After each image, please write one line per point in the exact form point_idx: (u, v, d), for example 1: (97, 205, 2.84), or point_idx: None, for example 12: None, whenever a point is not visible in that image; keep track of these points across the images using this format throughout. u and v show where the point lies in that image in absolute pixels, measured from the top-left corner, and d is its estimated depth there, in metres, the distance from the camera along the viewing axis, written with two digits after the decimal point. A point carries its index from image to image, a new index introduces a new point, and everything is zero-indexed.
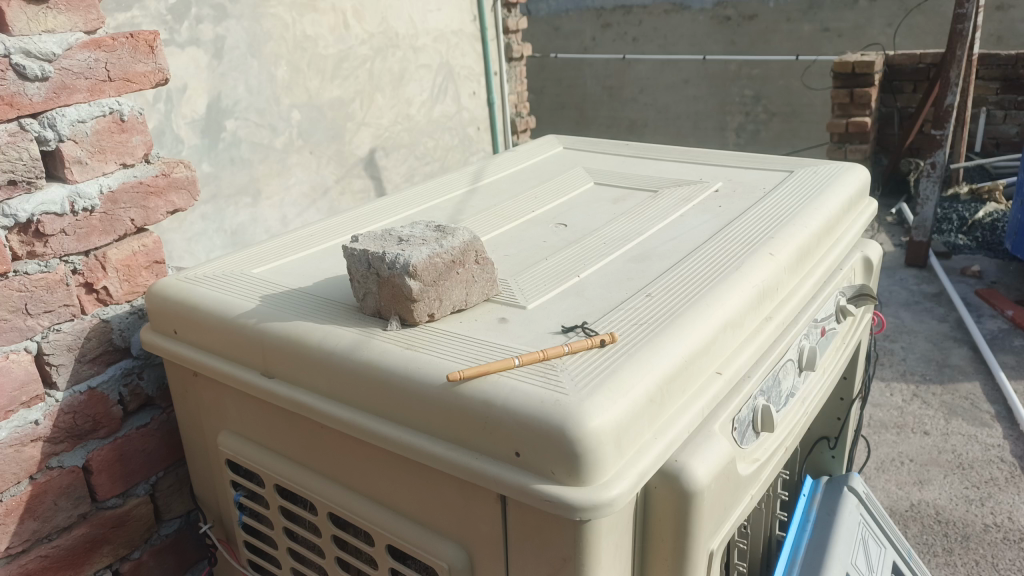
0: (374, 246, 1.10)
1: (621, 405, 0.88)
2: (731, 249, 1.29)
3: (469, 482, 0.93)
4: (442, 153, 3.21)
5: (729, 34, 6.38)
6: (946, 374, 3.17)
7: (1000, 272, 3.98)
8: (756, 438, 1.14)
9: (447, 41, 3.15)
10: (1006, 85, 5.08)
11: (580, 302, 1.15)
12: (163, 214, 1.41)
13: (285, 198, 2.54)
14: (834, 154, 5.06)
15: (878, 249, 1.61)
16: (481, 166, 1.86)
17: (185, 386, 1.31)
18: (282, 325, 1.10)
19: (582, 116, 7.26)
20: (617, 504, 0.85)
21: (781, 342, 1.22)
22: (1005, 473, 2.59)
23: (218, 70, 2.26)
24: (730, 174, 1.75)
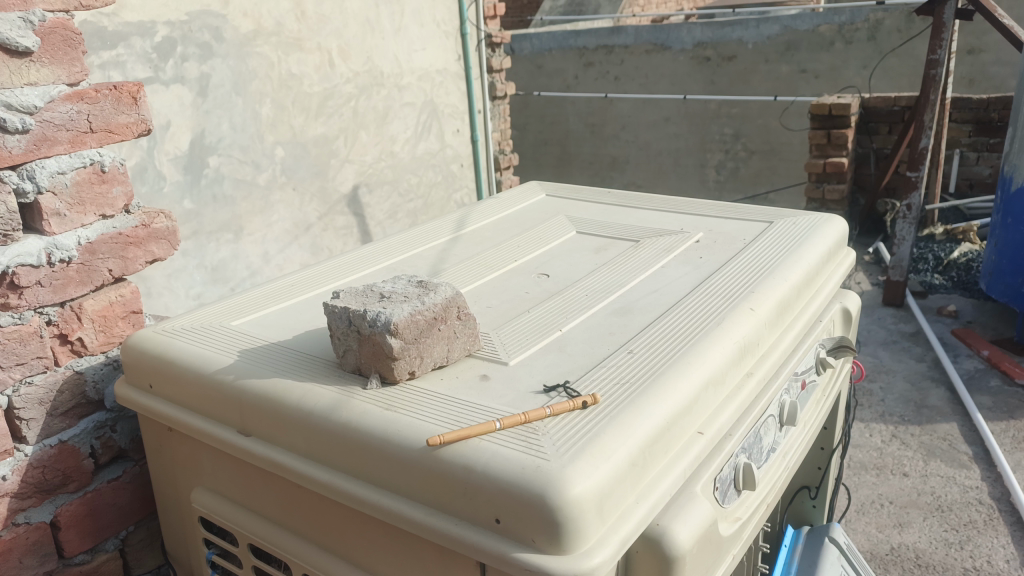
0: (355, 303, 1.09)
1: (603, 471, 0.87)
2: (712, 303, 1.29)
3: (448, 547, 0.92)
4: (426, 190, 3.22)
5: (708, 74, 6.49)
6: (925, 415, 3.18)
7: (976, 312, 4.04)
8: (737, 496, 1.13)
9: (432, 80, 3.18)
10: (978, 128, 5.19)
11: (562, 357, 1.15)
12: (142, 264, 1.40)
13: (266, 235, 2.54)
14: (812, 193, 5.13)
15: (856, 300, 1.63)
16: (464, 213, 1.87)
17: (160, 440, 1.29)
18: (260, 383, 1.09)
19: (565, 152, 7.35)
20: (598, 573, 0.84)
21: (762, 399, 1.23)
22: (984, 516, 2.60)
23: (202, 108, 2.26)
24: (710, 223, 1.77)
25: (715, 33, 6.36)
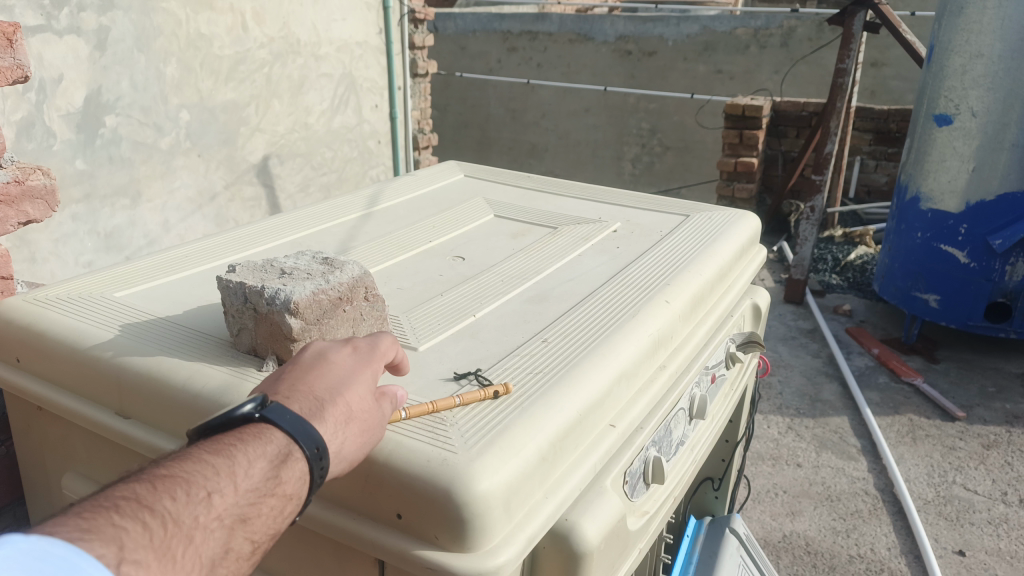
0: (252, 278, 1.02)
1: (512, 466, 0.83)
2: (627, 294, 1.27)
3: (346, 544, 0.87)
4: (340, 165, 3.09)
5: (629, 68, 6.56)
6: (818, 408, 3.31)
7: (869, 312, 4.24)
8: (646, 490, 1.12)
9: (351, 51, 3.05)
10: (878, 137, 5.44)
11: (474, 345, 1.10)
12: (13, 225, 1.26)
13: (167, 203, 2.37)
14: (722, 191, 5.27)
15: (766, 296, 1.65)
16: (378, 189, 1.79)
17: (27, 420, 1.17)
18: (142, 362, 1.00)
19: (484, 136, 7.27)
20: (503, 571, 0.80)
21: (673, 392, 1.21)
22: (869, 506, 2.72)
23: (100, 63, 2.08)
24: (628, 213, 1.76)
25: (638, 27, 6.42)
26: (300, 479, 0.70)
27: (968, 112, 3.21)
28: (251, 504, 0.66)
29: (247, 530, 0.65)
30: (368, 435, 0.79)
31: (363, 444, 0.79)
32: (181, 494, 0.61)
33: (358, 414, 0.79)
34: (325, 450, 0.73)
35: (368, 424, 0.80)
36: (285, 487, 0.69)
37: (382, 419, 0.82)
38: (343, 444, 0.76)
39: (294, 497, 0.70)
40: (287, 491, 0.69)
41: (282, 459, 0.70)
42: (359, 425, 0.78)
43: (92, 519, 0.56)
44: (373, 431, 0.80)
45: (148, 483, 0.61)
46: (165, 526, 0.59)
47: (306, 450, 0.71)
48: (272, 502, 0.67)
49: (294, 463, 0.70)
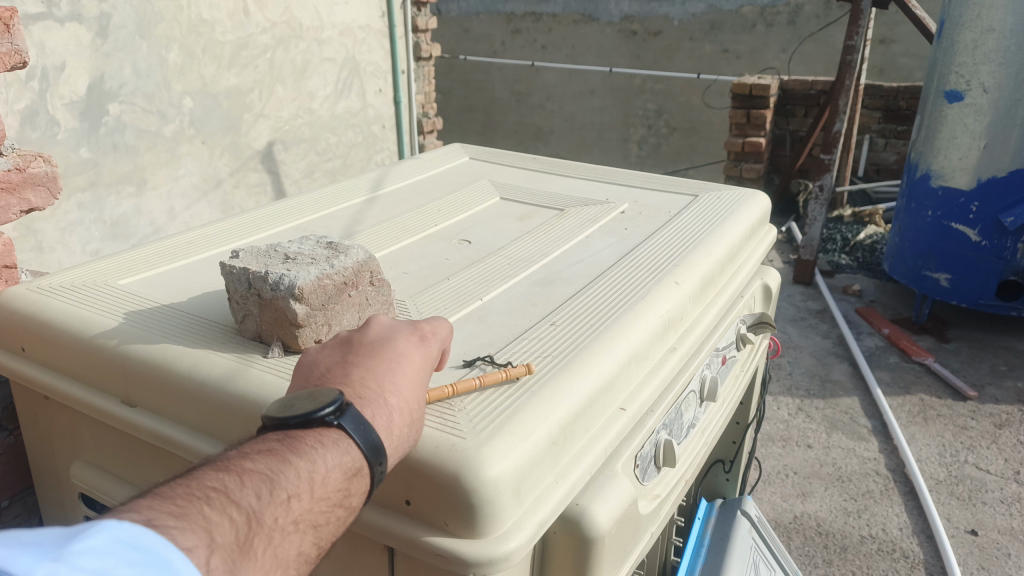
0: (256, 264, 1.00)
1: (521, 450, 0.82)
2: (636, 276, 1.26)
3: (354, 530, 0.86)
4: (345, 150, 3.07)
5: (634, 49, 6.50)
6: (828, 389, 3.30)
7: (879, 292, 4.21)
8: (656, 474, 1.11)
9: (353, 35, 3.02)
10: (888, 115, 5.38)
11: (482, 328, 1.08)
12: (16, 213, 1.25)
13: (172, 189, 2.36)
14: (730, 171, 5.22)
15: (777, 277, 1.63)
16: (382, 173, 1.77)
17: (33, 409, 1.17)
18: (147, 349, 0.99)
19: (489, 120, 7.22)
20: (514, 557, 0.79)
21: (684, 374, 1.20)
22: (880, 486, 2.71)
23: (102, 50, 2.06)
24: (636, 194, 1.73)
25: (643, 7, 6.35)
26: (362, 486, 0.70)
27: (979, 88, 3.16)
28: (324, 511, 0.65)
29: (315, 535, 0.64)
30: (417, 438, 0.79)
31: (415, 447, 0.78)
32: (265, 492, 0.61)
33: (416, 419, 0.78)
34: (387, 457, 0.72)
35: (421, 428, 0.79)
36: (350, 497, 0.68)
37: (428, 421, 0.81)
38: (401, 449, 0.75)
39: (355, 503, 0.69)
40: (351, 499, 0.68)
41: (351, 465, 0.69)
42: (415, 430, 0.78)
43: (184, 505, 0.55)
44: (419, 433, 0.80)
45: (235, 476, 0.60)
46: (251, 524, 0.58)
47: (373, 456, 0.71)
48: (339, 510, 0.67)
49: (360, 471, 0.70)
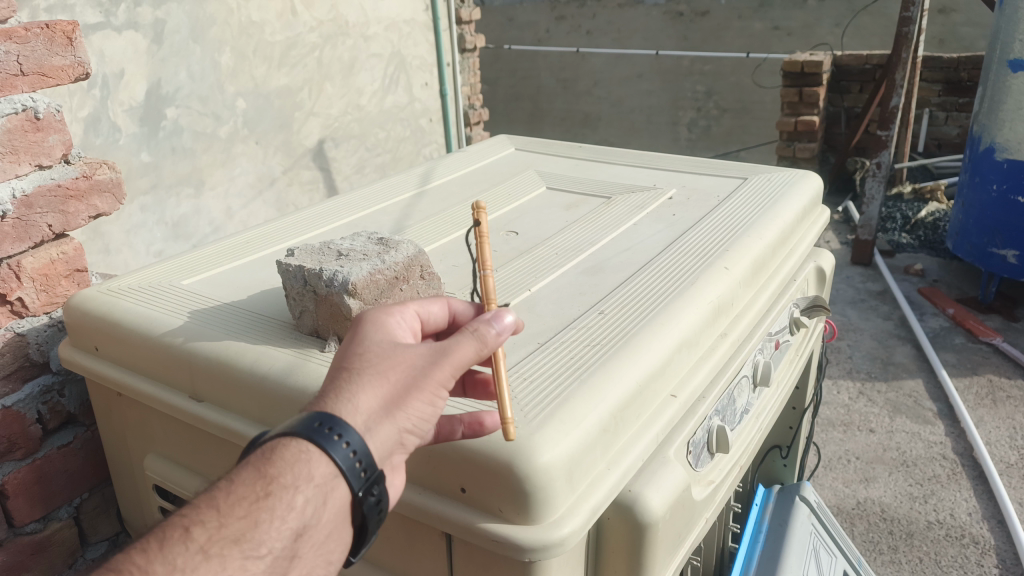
0: (310, 261, 1.03)
1: (573, 438, 0.83)
2: (685, 262, 1.25)
3: (411, 517, 0.89)
4: (394, 144, 3.10)
5: (681, 30, 6.39)
6: (890, 371, 3.22)
7: (942, 271, 4.08)
8: (710, 460, 1.11)
9: (399, 30, 3.04)
10: (948, 87, 5.19)
11: (531, 318, 1.10)
12: (84, 219, 1.31)
13: (229, 189, 2.39)
14: (783, 152, 5.11)
15: (831, 259, 1.60)
16: (430, 167, 1.80)
17: (108, 405, 1.23)
18: (211, 346, 1.03)
19: (536, 108, 7.19)
20: (568, 542, 0.80)
21: (736, 359, 1.19)
22: (947, 471, 2.64)
23: (158, 56, 2.08)
24: (685, 179, 1.72)
25: None
26: (310, 461, 0.71)
27: None
28: (245, 519, 0.67)
29: (247, 547, 0.66)
30: (413, 385, 0.76)
31: (407, 395, 0.75)
32: (156, 543, 0.65)
33: (378, 373, 0.75)
34: (330, 416, 0.72)
35: (398, 374, 0.76)
36: (281, 478, 0.70)
37: (427, 356, 0.77)
38: (363, 401, 0.74)
39: (312, 476, 0.71)
40: (300, 479, 0.70)
41: (275, 456, 0.71)
42: (384, 385, 0.75)
43: None
44: (417, 376, 0.76)
45: (131, 545, 0.65)
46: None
47: (300, 432, 0.72)
48: (289, 496, 0.69)
49: (292, 451, 0.71)
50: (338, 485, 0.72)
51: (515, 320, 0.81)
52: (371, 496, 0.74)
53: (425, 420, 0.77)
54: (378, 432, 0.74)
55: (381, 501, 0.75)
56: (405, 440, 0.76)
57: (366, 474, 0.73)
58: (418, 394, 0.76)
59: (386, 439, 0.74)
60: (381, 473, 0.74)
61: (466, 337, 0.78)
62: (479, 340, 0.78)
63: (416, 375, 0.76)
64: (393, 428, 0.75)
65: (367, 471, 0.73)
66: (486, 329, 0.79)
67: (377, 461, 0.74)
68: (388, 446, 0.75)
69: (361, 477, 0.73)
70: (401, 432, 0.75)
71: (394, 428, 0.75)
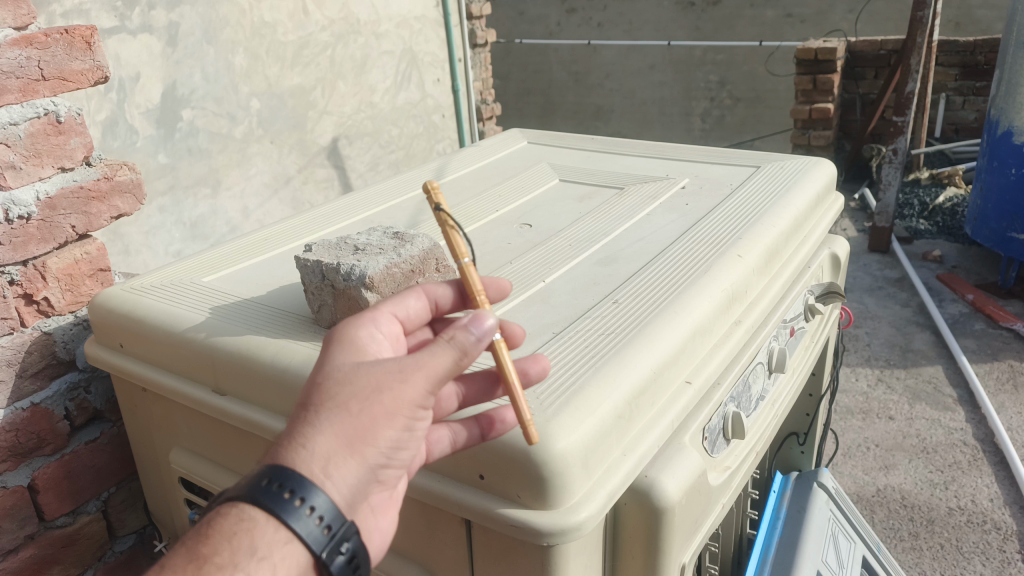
0: (328, 256, 1.05)
1: (588, 425, 0.85)
2: (699, 250, 1.26)
3: (430, 504, 0.90)
4: (407, 141, 3.11)
5: (693, 20, 6.35)
6: (909, 359, 3.20)
7: (961, 257, 4.04)
8: (726, 446, 1.12)
9: (410, 27, 3.04)
10: (965, 71, 5.14)
11: (546, 309, 1.11)
12: (107, 219, 1.34)
13: (245, 189, 2.41)
14: (798, 140, 5.08)
15: (846, 245, 1.60)
16: (443, 162, 1.81)
17: (133, 401, 1.25)
18: (232, 340, 1.05)
19: (548, 102, 7.19)
20: (585, 527, 0.81)
21: (750, 346, 1.20)
22: (968, 457, 2.63)
23: (173, 58, 2.10)
24: (698, 169, 1.72)
25: None
26: (254, 528, 0.71)
27: None
28: None
29: None
30: (380, 413, 0.74)
31: (373, 425, 0.74)
32: None
33: (339, 407, 0.74)
34: (282, 475, 0.71)
35: (360, 406, 0.74)
36: (215, 558, 0.69)
37: (395, 376, 0.74)
38: (322, 447, 0.72)
39: (256, 548, 0.70)
40: (242, 551, 0.69)
41: (216, 528, 0.71)
42: (344, 418, 0.73)
43: None
44: (385, 402, 0.74)
45: None
46: None
47: (248, 497, 0.72)
48: (227, 575, 0.68)
49: (235, 521, 0.71)
50: (293, 550, 0.71)
51: (492, 322, 0.78)
52: (338, 553, 0.74)
53: (398, 448, 0.77)
54: (342, 479, 0.73)
55: (352, 555, 0.75)
56: (379, 475, 0.77)
57: (329, 530, 0.73)
58: (387, 419, 0.74)
59: (354, 481, 0.74)
60: (350, 524, 0.75)
61: (440, 349, 0.76)
62: (457, 351, 0.76)
63: (383, 400, 0.74)
64: (361, 466, 0.74)
65: (330, 529, 0.73)
66: (463, 338, 0.76)
67: (345, 509, 0.75)
68: (357, 491, 0.75)
69: (323, 536, 0.72)
70: (371, 469, 0.76)
71: (361, 466, 0.74)
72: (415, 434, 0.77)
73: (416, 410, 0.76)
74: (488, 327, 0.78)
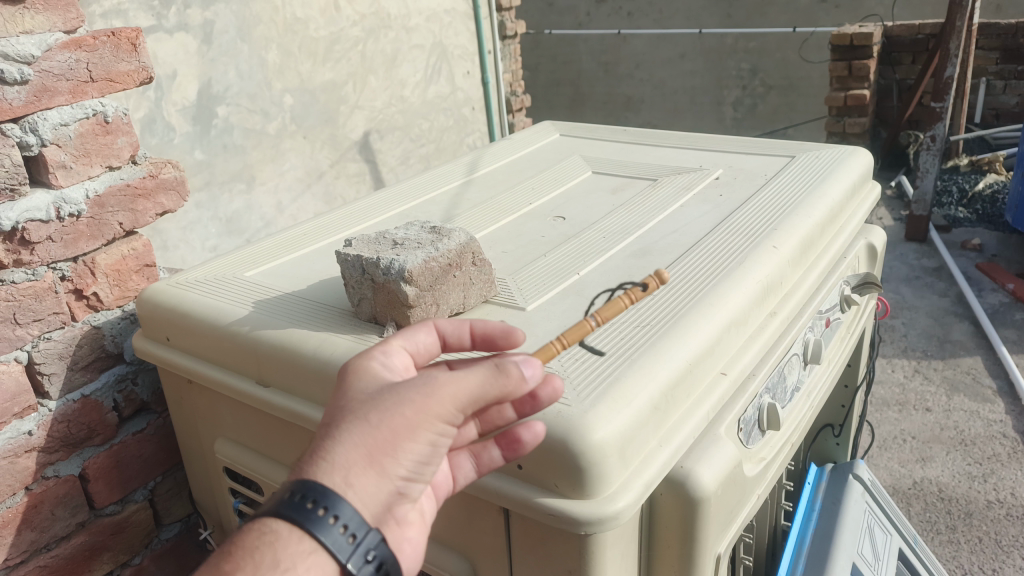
0: (367, 251, 1.08)
1: (626, 416, 0.86)
2: (733, 242, 1.26)
3: (471, 493, 0.92)
4: (438, 135, 3.12)
5: (725, 7, 6.27)
6: (948, 349, 3.15)
7: (1001, 245, 3.96)
8: (761, 437, 1.12)
9: (440, 20, 3.06)
10: (1006, 55, 5.02)
11: (580, 301, 1.12)
12: (152, 216, 1.38)
13: (279, 184, 2.44)
14: (832, 128, 5.01)
15: (882, 235, 1.59)
16: (476, 157, 1.83)
17: (180, 393, 1.29)
18: (275, 333, 1.08)
19: (577, 93, 7.16)
20: (623, 516, 0.83)
21: (786, 337, 1.20)
22: (1008, 449, 2.59)
23: (208, 56, 2.14)
24: (732, 160, 1.72)
25: None
26: (276, 542, 0.70)
27: None
28: None
29: None
30: (401, 425, 0.73)
31: (394, 437, 0.73)
32: None
33: (360, 419, 0.74)
34: (305, 487, 0.71)
35: (381, 417, 0.74)
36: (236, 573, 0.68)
37: (422, 393, 0.75)
38: (343, 458, 0.72)
39: (279, 561, 0.69)
40: (265, 565, 0.68)
41: (239, 545, 0.70)
42: (365, 430, 0.73)
43: None
44: (406, 414, 0.74)
45: None
46: None
47: (272, 511, 0.72)
48: None
49: (258, 536, 0.71)
50: (320, 560, 0.70)
51: (539, 369, 0.80)
52: (366, 562, 0.72)
53: (421, 463, 0.76)
54: (364, 489, 0.72)
55: (380, 562, 0.73)
56: (401, 489, 0.76)
57: (355, 539, 0.71)
58: (410, 432, 0.74)
59: (376, 493, 0.74)
60: (376, 531, 0.73)
61: (486, 370, 0.77)
62: (501, 375, 0.77)
63: (404, 413, 0.74)
64: (382, 479, 0.74)
65: (356, 537, 0.71)
66: (512, 367, 0.77)
67: (371, 518, 0.73)
68: (380, 503, 0.74)
69: (349, 545, 0.71)
70: (394, 481, 0.75)
71: (382, 479, 0.74)
72: (438, 450, 0.77)
73: (439, 427, 0.76)
74: (536, 370, 0.79)
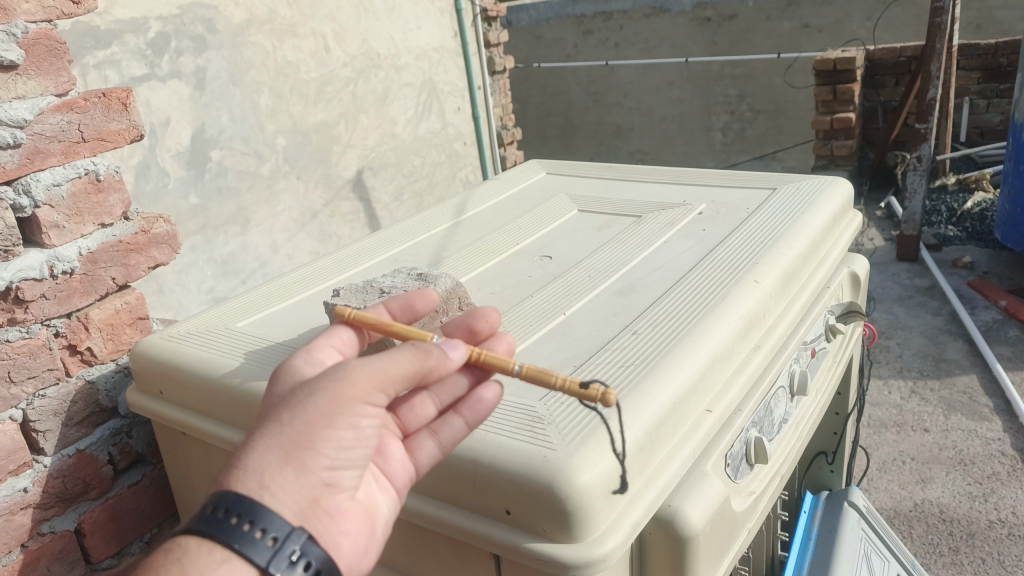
0: (353, 300, 1.11)
1: (610, 458, 0.88)
2: (716, 278, 1.28)
3: (460, 539, 0.93)
4: (430, 170, 3.15)
5: (709, 35, 6.40)
6: (944, 368, 3.16)
7: (992, 262, 3.99)
8: (750, 470, 1.14)
9: (429, 58, 3.11)
10: (987, 74, 5.10)
11: (567, 343, 1.14)
12: (145, 270, 1.40)
13: (274, 225, 2.45)
14: (819, 150, 5.08)
15: (864, 263, 1.61)
16: (464, 198, 1.85)
17: (174, 446, 1.31)
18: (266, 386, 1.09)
19: (568, 123, 7.25)
20: (611, 558, 0.84)
21: (771, 370, 1.22)
22: (1007, 467, 2.59)
23: (201, 101, 2.18)
24: (715, 193, 1.75)
25: None
26: (186, 557, 0.71)
27: None
28: None
29: None
30: (315, 416, 0.75)
31: (310, 429, 0.74)
32: None
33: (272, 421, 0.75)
34: (217, 498, 0.72)
35: (292, 412, 0.75)
36: None
37: (334, 378, 0.77)
38: (255, 461, 0.73)
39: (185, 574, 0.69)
40: None
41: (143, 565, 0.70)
42: (277, 431, 0.74)
43: None
44: (317, 404, 0.75)
45: None
46: None
47: (184, 528, 0.73)
48: None
49: (164, 553, 0.71)
50: (233, 569, 0.70)
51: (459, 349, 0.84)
52: (293, 563, 0.72)
53: (345, 448, 0.77)
54: (279, 489, 0.73)
55: (309, 563, 0.73)
56: (326, 480, 0.76)
57: (275, 542, 0.71)
58: (327, 421, 0.75)
59: (298, 490, 0.74)
60: (300, 531, 0.73)
61: (406, 349, 0.80)
62: (423, 354, 0.80)
63: (317, 403, 0.75)
64: (301, 474, 0.74)
65: (276, 539, 0.71)
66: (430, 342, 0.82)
67: (295, 517, 0.73)
68: (304, 498, 0.74)
69: (269, 549, 0.71)
70: (317, 475, 0.75)
71: (301, 474, 0.74)
72: (364, 433, 0.77)
73: (359, 409, 0.77)
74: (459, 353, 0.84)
